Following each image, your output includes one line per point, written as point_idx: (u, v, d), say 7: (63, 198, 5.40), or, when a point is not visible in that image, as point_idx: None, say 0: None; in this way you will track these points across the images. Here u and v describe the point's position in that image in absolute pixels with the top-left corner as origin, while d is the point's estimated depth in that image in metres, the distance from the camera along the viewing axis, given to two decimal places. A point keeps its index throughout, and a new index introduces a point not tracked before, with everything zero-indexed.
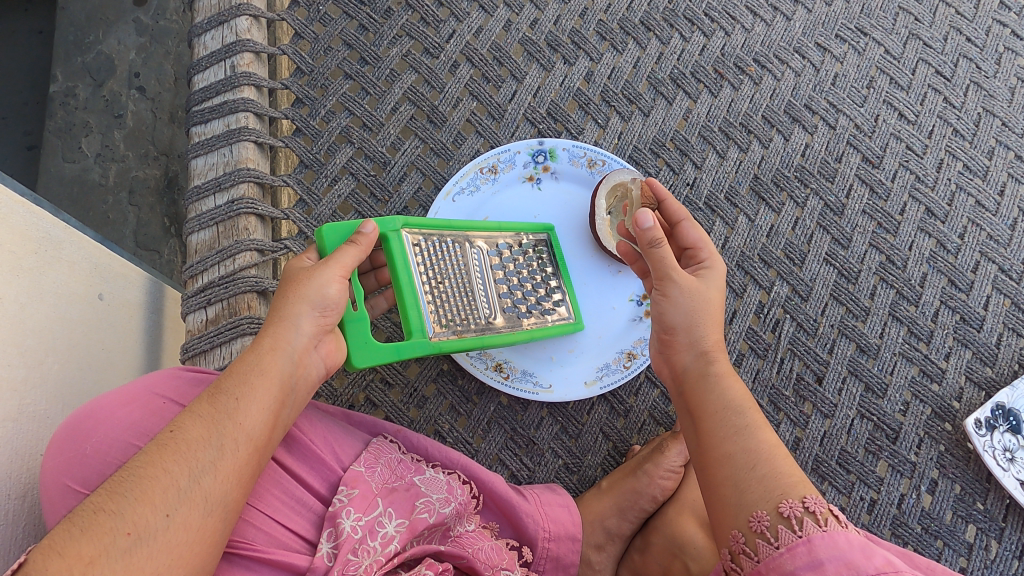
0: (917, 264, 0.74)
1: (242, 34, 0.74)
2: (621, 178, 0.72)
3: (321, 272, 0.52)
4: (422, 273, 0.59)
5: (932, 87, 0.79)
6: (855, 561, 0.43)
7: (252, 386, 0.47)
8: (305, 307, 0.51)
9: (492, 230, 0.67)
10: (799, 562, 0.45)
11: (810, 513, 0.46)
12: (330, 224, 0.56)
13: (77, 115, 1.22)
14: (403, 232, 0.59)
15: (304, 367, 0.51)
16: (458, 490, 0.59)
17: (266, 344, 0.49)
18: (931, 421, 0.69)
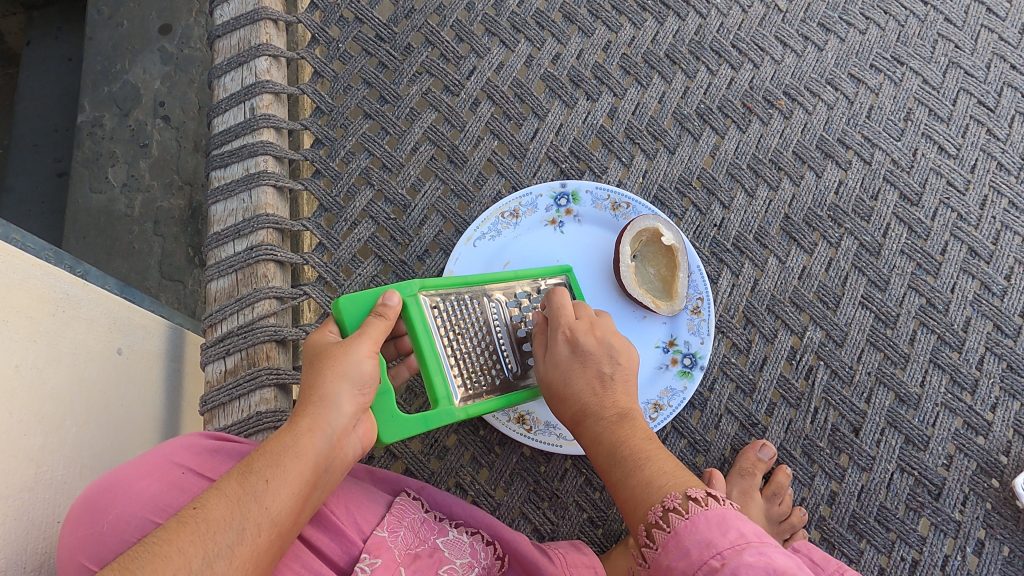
0: (960, 308, 0.71)
1: (262, 75, 0.72)
2: (647, 224, 0.70)
3: (356, 347, 0.52)
4: (444, 335, 0.58)
5: (974, 119, 0.76)
6: (714, 540, 0.44)
7: (284, 468, 0.46)
8: (345, 384, 0.50)
9: (508, 279, 0.65)
10: (672, 555, 0.45)
11: (671, 508, 0.47)
12: (348, 299, 0.55)
13: (103, 145, 1.23)
14: (421, 295, 0.58)
15: (340, 448, 0.49)
16: (481, 553, 0.59)
17: (304, 424, 0.48)
18: (977, 477, 0.66)
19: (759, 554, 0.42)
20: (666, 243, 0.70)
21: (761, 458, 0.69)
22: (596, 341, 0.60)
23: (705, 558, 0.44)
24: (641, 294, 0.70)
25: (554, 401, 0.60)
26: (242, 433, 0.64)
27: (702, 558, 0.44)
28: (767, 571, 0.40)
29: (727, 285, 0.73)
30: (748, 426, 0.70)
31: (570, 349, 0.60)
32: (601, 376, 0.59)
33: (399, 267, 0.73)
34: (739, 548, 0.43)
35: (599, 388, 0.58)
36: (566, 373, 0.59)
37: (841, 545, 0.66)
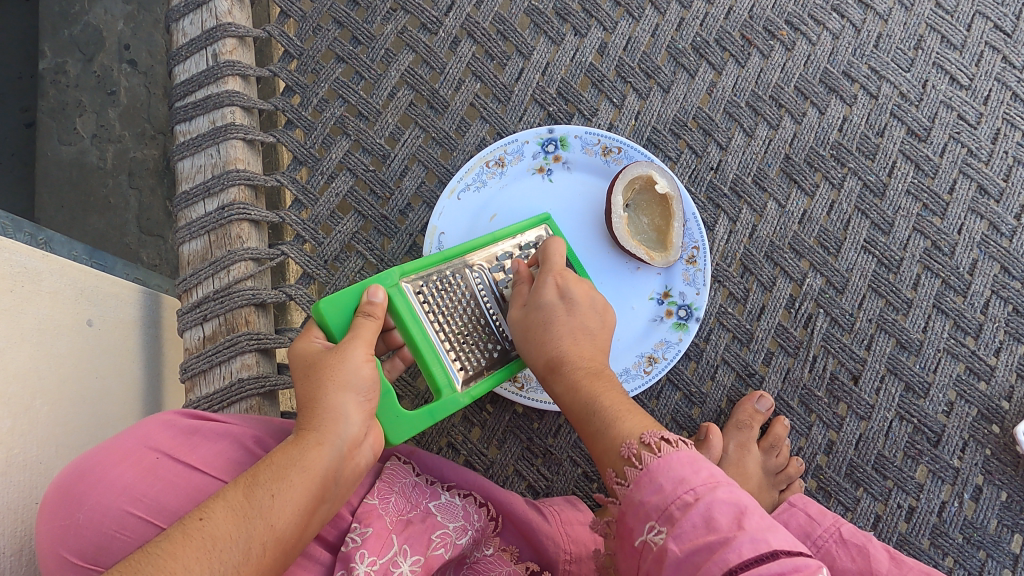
0: (967, 250, 0.68)
1: (223, 17, 0.67)
2: (639, 171, 0.67)
3: (353, 352, 0.50)
4: (434, 321, 0.56)
5: (989, 45, 0.71)
6: (687, 477, 0.44)
7: (290, 482, 0.44)
8: (348, 394, 0.48)
9: (484, 244, 0.61)
10: (644, 490, 0.45)
11: (647, 445, 0.47)
12: (329, 301, 0.54)
13: (68, 94, 1.15)
14: (402, 284, 0.56)
15: (351, 459, 0.47)
16: (475, 515, 0.57)
17: (311, 437, 0.46)
18: (977, 423, 0.66)
19: (730, 493, 0.43)
20: (659, 190, 0.66)
21: (759, 410, 0.67)
22: (583, 290, 0.59)
23: (678, 493, 0.43)
24: (634, 246, 0.67)
25: (530, 344, 0.57)
26: (225, 401, 0.62)
27: (676, 493, 0.43)
28: (739, 509, 0.42)
29: (723, 233, 0.70)
30: (745, 376, 0.68)
31: (558, 294, 0.58)
32: (583, 328, 0.58)
33: (381, 223, 0.70)
34: (710, 486, 0.43)
35: (580, 340, 0.57)
36: (550, 318, 0.57)
37: (837, 493, 0.66)
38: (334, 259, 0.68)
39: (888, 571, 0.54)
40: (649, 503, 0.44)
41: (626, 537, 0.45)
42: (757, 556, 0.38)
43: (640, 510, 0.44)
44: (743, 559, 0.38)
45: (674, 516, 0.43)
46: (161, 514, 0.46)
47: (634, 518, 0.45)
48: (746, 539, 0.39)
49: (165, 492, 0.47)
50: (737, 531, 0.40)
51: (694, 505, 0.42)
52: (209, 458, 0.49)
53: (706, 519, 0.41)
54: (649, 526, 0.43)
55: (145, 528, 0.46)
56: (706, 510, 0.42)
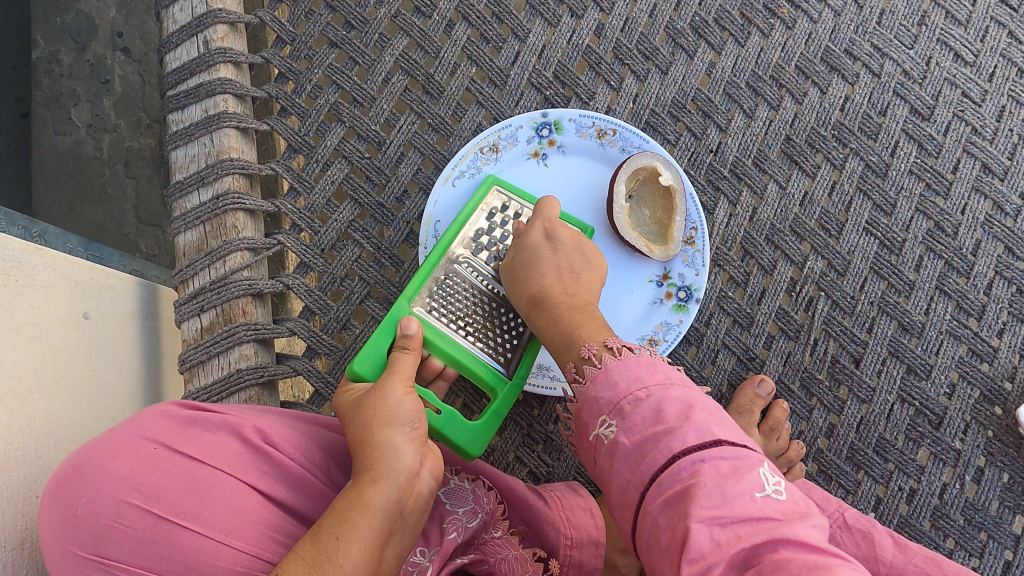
0: (970, 230, 0.67)
1: (213, 3, 0.65)
2: (643, 162, 0.66)
3: (392, 389, 0.51)
4: (457, 326, 0.59)
5: (995, 20, 0.69)
6: (643, 377, 0.47)
7: (354, 523, 0.44)
8: (393, 428, 0.48)
9: (453, 233, 0.62)
10: (600, 387, 0.48)
11: (608, 349, 0.50)
12: (360, 359, 0.56)
13: (63, 83, 1.14)
14: (417, 311, 0.59)
15: (412, 489, 0.48)
16: (484, 499, 0.59)
17: (366, 477, 0.47)
18: (979, 405, 0.65)
19: (682, 388, 0.45)
20: (664, 183, 0.66)
21: (760, 394, 0.67)
22: (570, 234, 0.61)
23: (631, 391, 0.46)
24: (634, 237, 0.67)
25: (514, 279, 0.59)
26: (224, 391, 0.62)
27: (629, 390, 0.46)
28: (687, 402, 0.45)
29: (723, 216, 0.69)
30: (746, 360, 0.68)
31: (544, 236, 0.60)
32: (569, 267, 0.59)
33: (377, 210, 0.69)
34: (663, 386, 0.46)
35: (565, 278, 0.58)
36: (536, 255, 0.59)
37: (838, 476, 0.66)
38: (331, 247, 0.68)
39: (891, 557, 0.54)
40: (603, 399, 0.47)
41: (584, 432, 0.48)
42: (699, 444, 0.42)
43: (595, 403, 0.48)
44: (685, 446, 0.42)
45: (625, 410, 0.46)
46: (159, 503, 0.46)
47: (590, 412, 0.48)
48: (691, 429, 0.42)
49: (164, 482, 0.47)
50: (683, 422, 0.43)
51: (644, 399, 0.45)
52: (207, 448, 0.49)
53: (657, 411, 0.44)
54: (603, 420, 0.47)
55: (142, 518, 0.46)
56: (655, 402, 0.45)
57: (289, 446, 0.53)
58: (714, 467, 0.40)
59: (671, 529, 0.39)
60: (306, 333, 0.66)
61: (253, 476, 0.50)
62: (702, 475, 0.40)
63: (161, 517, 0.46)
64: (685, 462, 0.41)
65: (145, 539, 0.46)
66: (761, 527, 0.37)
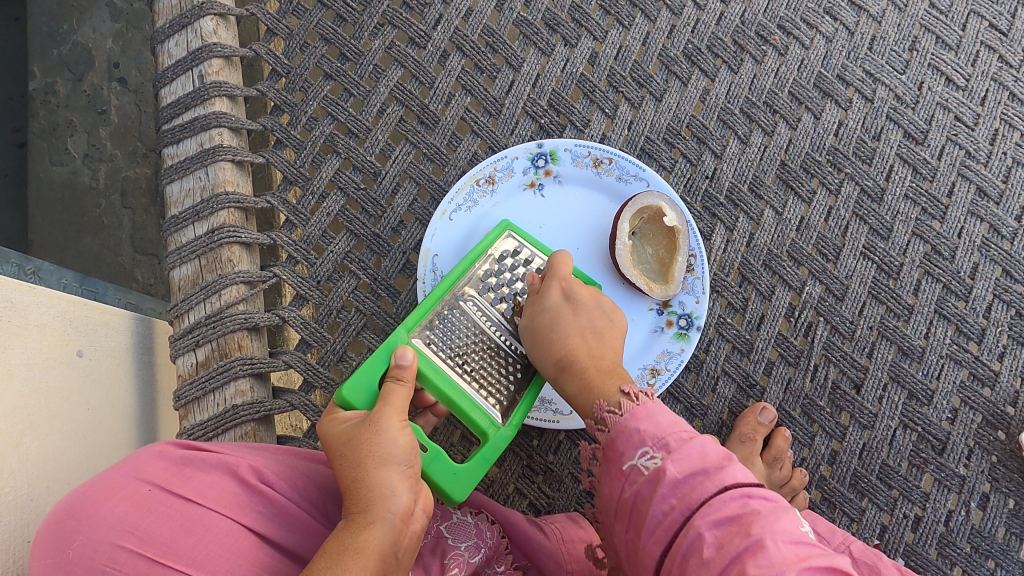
0: (967, 254, 0.67)
1: (208, 37, 0.66)
2: (650, 202, 0.67)
3: (387, 423, 0.50)
4: (456, 364, 0.58)
5: (985, 44, 0.70)
6: (682, 423, 0.50)
7: (345, 566, 0.43)
8: (390, 467, 0.47)
9: (463, 270, 0.61)
10: (641, 420, 0.49)
11: (627, 394, 0.52)
12: (349, 382, 0.54)
13: (59, 114, 1.14)
14: (415, 342, 0.58)
15: (406, 529, 0.47)
16: (487, 533, 0.58)
17: (361, 518, 0.46)
18: (982, 430, 0.65)
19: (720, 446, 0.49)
20: (670, 222, 0.66)
21: (762, 422, 0.67)
22: (587, 292, 0.61)
23: (671, 430, 0.48)
24: (635, 275, 0.67)
25: (537, 342, 0.58)
26: (219, 428, 0.61)
27: (673, 429, 0.49)
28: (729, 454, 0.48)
29: (720, 242, 0.69)
30: (746, 387, 0.67)
31: (562, 296, 0.60)
32: (591, 328, 0.59)
33: (373, 241, 0.69)
34: (700, 435, 0.49)
35: (589, 339, 0.58)
36: (557, 318, 0.58)
37: (842, 504, 0.65)
38: (327, 279, 0.67)
39: None
40: (645, 432, 0.49)
41: (615, 461, 0.49)
42: (748, 481, 0.45)
43: (635, 435, 0.49)
44: (738, 480, 0.45)
45: (670, 445, 0.47)
46: (154, 545, 0.45)
47: (626, 441, 0.49)
48: (738, 469, 0.46)
49: (159, 525, 0.46)
50: (727, 462, 0.47)
51: (693, 440, 0.48)
52: (203, 489, 0.49)
53: (703, 451, 0.47)
54: (645, 453, 0.48)
55: (136, 561, 0.45)
56: (699, 445, 0.47)
57: (284, 485, 0.53)
58: (761, 502, 0.44)
59: (721, 546, 0.42)
60: (302, 366, 0.65)
61: (249, 516, 0.49)
62: (754, 504, 0.44)
63: (154, 560, 0.45)
64: (737, 492, 0.44)
65: None
66: (816, 552, 0.42)
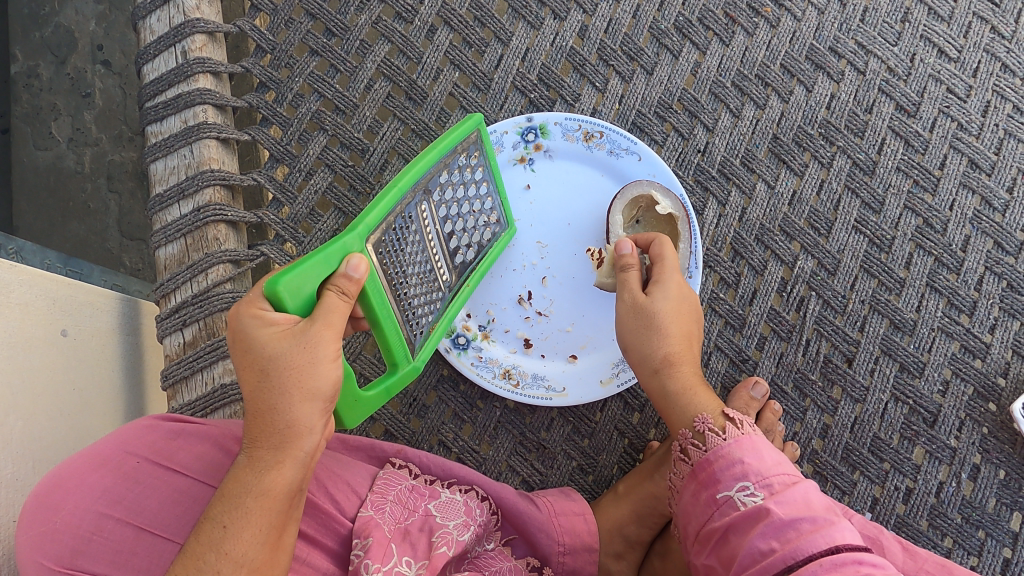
0: (959, 226, 0.67)
1: (191, 13, 0.64)
2: (638, 193, 0.67)
3: (324, 354, 0.44)
4: (393, 279, 0.51)
5: (977, 15, 0.69)
6: (786, 465, 0.49)
7: (248, 508, 0.42)
8: (313, 406, 0.44)
9: (424, 167, 0.53)
10: (745, 452, 0.50)
11: (730, 419, 0.53)
12: (289, 278, 0.43)
13: (42, 98, 1.12)
14: (367, 248, 0.48)
15: (312, 465, 0.46)
16: (476, 510, 0.57)
17: (271, 454, 0.43)
18: (973, 402, 0.65)
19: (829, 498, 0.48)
20: (662, 210, 0.66)
21: (754, 397, 0.65)
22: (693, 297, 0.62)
23: (776, 470, 0.48)
24: None
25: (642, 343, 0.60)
26: (208, 407, 0.60)
27: (776, 470, 0.48)
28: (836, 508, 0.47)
29: (712, 217, 0.69)
30: (739, 362, 0.67)
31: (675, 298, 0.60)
32: (691, 332, 0.61)
33: None
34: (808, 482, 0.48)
35: (688, 344, 0.60)
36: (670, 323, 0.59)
37: (834, 477, 0.65)
38: None
39: (903, 562, 0.55)
40: (749, 466, 0.49)
41: (711, 487, 0.50)
42: (858, 543, 0.43)
43: (734, 463, 0.49)
44: (846, 540, 0.43)
45: (773, 485, 0.47)
46: (141, 515, 0.46)
47: (723, 466, 0.50)
48: (847, 527, 0.44)
49: (145, 496, 0.47)
50: (836, 518, 0.45)
51: (796, 483, 0.47)
52: (190, 461, 0.49)
53: (807, 500, 0.46)
54: (745, 487, 0.48)
55: (123, 530, 0.46)
56: (803, 489, 0.47)
57: None
58: (871, 565, 0.41)
59: None
60: None
61: None
62: (864, 566, 0.41)
63: (141, 528, 0.46)
64: (847, 553, 0.42)
65: (124, 551, 0.45)
66: None
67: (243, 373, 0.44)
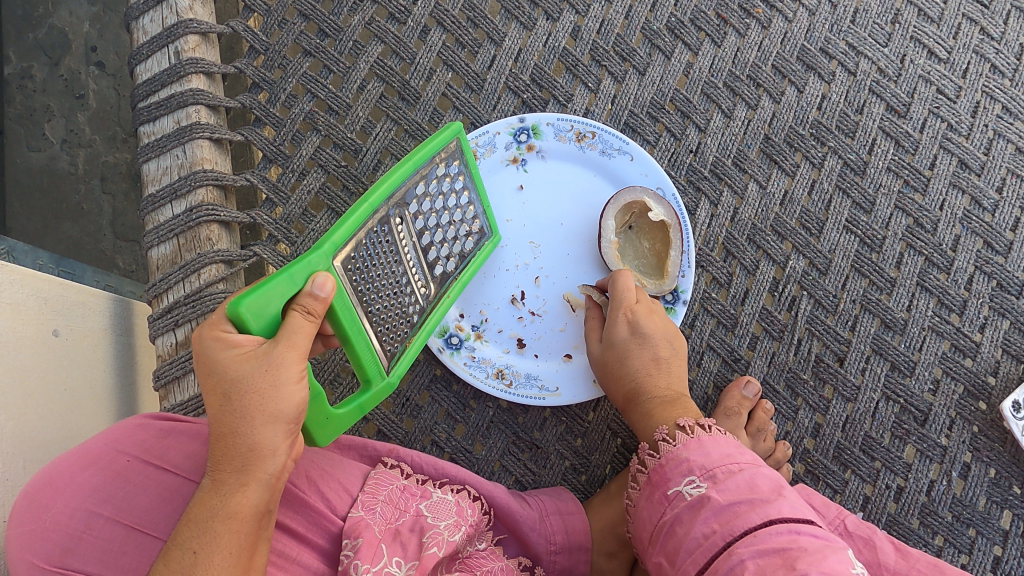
0: (949, 226, 0.67)
1: (184, 13, 0.64)
2: (632, 198, 0.67)
3: (286, 377, 0.43)
4: (364, 295, 0.50)
5: (966, 17, 0.70)
6: (735, 453, 0.50)
7: (216, 533, 0.42)
8: (275, 428, 0.43)
9: (399, 179, 0.53)
10: (692, 451, 0.51)
11: (681, 427, 0.54)
12: (252, 300, 0.42)
13: (36, 99, 1.12)
14: (334, 266, 0.47)
15: (279, 484, 0.45)
16: (468, 511, 0.57)
17: (233, 477, 0.42)
18: (964, 401, 0.65)
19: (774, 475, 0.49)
20: (654, 217, 0.66)
21: (747, 396, 0.66)
22: (653, 322, 0.64)
23: (722, 462, 0.49)
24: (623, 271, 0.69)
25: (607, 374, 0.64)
26: (201, 407, 0.60)
27: (723, 461, 0.49)
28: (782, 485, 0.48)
29: (705, 217, 0.69)
30: (731, 361, 0.67)
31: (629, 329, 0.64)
32: (655, 357, 0.63)
33: None
34: (754, 465, 0.49)
35: (652, 368, 0.63)
36: (627, 353, 0.63)
37: (826, 476, 0.65)
38: None
39: (895, 563, 0.55)
40: (695, 462, 0.50)
41: (662, 486, 0.51)
42: (795, 517, 0.44)
43: (684, 463, 0.50)
44: (783, 515, 0.44)
45: (716, 476, 0.48)
46: (131, 513, 0.46)
47: (675, 468, 0.51)
48: (786, 504, 0.45)
49: (136, 495, 0.47)
50: (778, 497, 0.46)
51: (739, 471, 0.48)
52: (180, 459, 0.49)
53: (750, 484, 0.47)
54: (691, 480, 0.49)
55: (113, 528, 0.45)
56: (748, 477, 0.47)
57: None
58: (808, 540, 0.43)
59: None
60: None
61: None
62: (800, 541, 0.43)
63: (132, 527, 0.46)
64: (784, 527, 0.44)
65: (114, 549, 0.45)
66: None
67: (205, 397, 0.43)
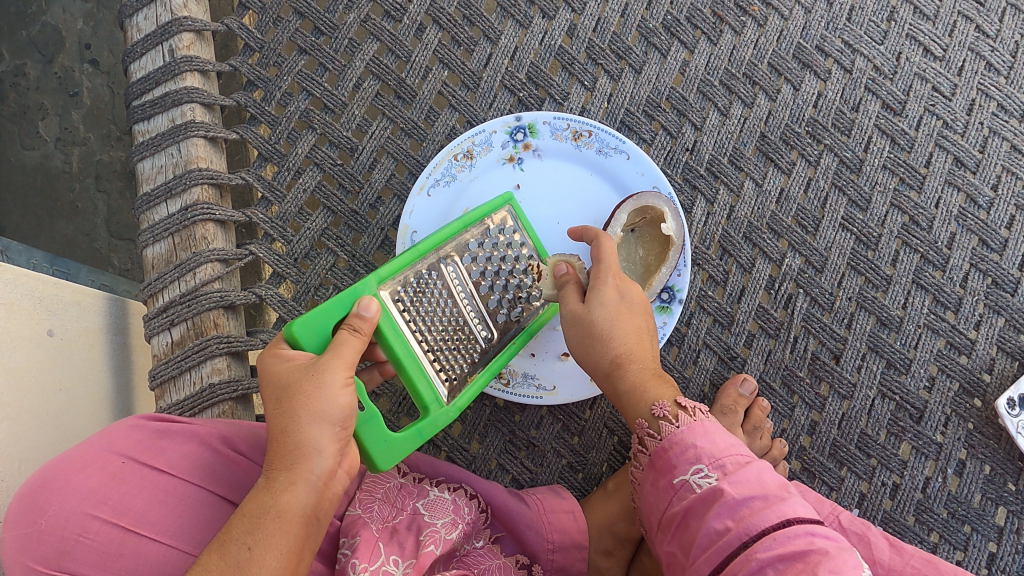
0: (944, 224, 0.67)
1: (178, 11, 0.64)
2: (654, 203, 0.67)
3: (331, 380, 0.46)
4: (415, 327, 0.54)
5: (962, 14, 0.70)
6: (738, 444, 0.50)
7: (267, 530, 0.43)
8: (322, 428, 0.45)
9: (455, 231, 0.57)
10: (698, 437, 0.50)
11: (681, 407, 0.53)
12: (304, 321, 0.49)
13: (29, 97, 1.12)
14: (382, 294, 0.53)
15: (329, 488, 0.46)
16: (465, 508, 0.57)
17: (283, 476, 0.44)
18: (959, 398, 0.66)
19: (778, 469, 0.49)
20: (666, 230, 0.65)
21: (743, 393, 0.66)
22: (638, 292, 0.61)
23: (729, 452, 0.49)
24: None
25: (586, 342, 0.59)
26: (196, 407, 0.60)
27: (731, 451, 0.49)
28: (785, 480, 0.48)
29: (701, 215, 0.69)
30: (727, 359, 0.68)
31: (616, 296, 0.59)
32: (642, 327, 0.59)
33: (351, 218, 0.68)
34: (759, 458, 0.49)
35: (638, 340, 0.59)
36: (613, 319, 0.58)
37: (822, 473, 0.66)
38: (304, 257, 0.67)
39: (889, 559, 0.55)
40: (702, 450, 0.49)
41: (668, 473, 0.50)
42: (808, 517, 0.45)
43: (690, 450, 0.50)
44: (797, 515, 0.45)
45: (726, 467, 0.48)
46: (127, 515, 0.46)
47: (680, 453, 0.50)
48: (798, 503, 0.46)
49: (131, 497, 0.46)
50: (787, 494, 0.46)
51: (749, 464, 0.48)
52: (175, 460, 0.49)
53: (760, 479, 0.47)
54: (700, 470, 0.48)
55: (109, 531, 0.45)
56: (757, 471, 0.48)
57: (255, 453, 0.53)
58: (821, 541, 0.43)
59: None
60: None
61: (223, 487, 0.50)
62: (817, 544, 0.43)
63: (128, 529, 0.46)
64: (800, 529, 0.44)
65: (110, 552, 0.45)
66: None
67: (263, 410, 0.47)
